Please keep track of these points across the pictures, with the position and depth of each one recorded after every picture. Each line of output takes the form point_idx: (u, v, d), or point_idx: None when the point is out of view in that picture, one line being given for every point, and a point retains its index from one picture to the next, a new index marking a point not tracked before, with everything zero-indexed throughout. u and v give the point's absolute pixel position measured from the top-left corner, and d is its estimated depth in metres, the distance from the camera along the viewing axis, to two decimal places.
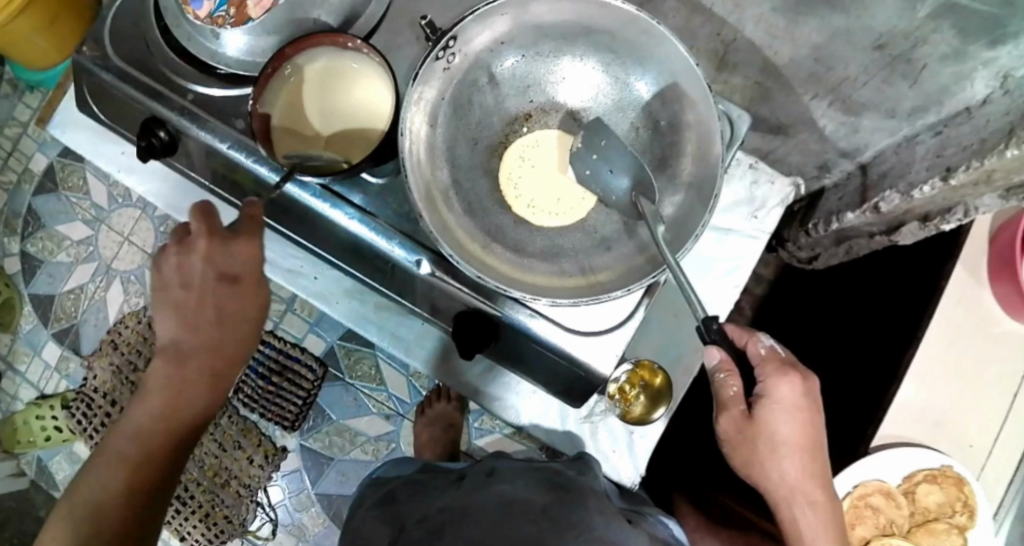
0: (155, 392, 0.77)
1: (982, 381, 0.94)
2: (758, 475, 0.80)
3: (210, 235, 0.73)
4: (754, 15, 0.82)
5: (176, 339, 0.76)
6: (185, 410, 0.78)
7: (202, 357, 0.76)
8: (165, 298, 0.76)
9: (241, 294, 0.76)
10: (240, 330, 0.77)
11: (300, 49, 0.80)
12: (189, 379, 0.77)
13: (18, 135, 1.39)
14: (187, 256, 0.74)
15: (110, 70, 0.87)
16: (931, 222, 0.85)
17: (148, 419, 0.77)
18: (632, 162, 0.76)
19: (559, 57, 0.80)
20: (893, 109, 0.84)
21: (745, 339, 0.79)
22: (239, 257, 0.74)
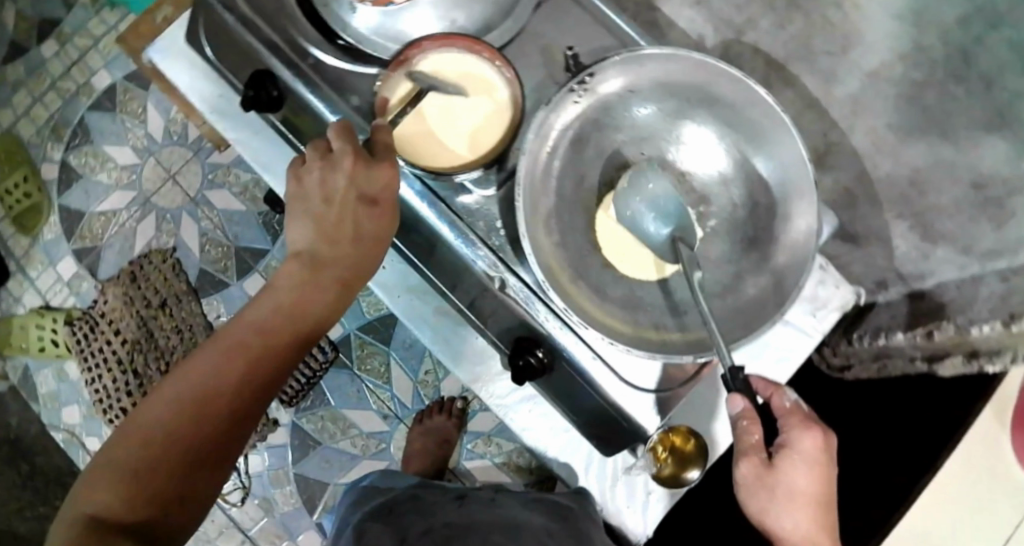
0: (270, 309, 0.70)
1: (982, 517, 0.99)
2: (768, 526, 0.79)
3: (356, 153, 0.72)
4: (868, 125, 0.88)
5: (313, 248, 0.73)
6: (292, 337, 0.70)
7: (333, 272, 0.72)
8: (301, 213, 0.74)
9: (379, 217, 0.74)
10: (370, 258, 0.74)
11: (438, 45, 0.81)
12: (311, 296, 0.71)
13: (88, 47, 1.37)
14: (331, 170, 0.73)
15: (234, 13, 0.86)
16: (979, 359, 0.78)
17: (255, 336, 0.69)
18: (677, 210, 0.80)
19: (678, 121, 0.82)
20: (969, 248, 0.83)
21: (770, 391, 0.82)
22: (384, 179, 0.72)
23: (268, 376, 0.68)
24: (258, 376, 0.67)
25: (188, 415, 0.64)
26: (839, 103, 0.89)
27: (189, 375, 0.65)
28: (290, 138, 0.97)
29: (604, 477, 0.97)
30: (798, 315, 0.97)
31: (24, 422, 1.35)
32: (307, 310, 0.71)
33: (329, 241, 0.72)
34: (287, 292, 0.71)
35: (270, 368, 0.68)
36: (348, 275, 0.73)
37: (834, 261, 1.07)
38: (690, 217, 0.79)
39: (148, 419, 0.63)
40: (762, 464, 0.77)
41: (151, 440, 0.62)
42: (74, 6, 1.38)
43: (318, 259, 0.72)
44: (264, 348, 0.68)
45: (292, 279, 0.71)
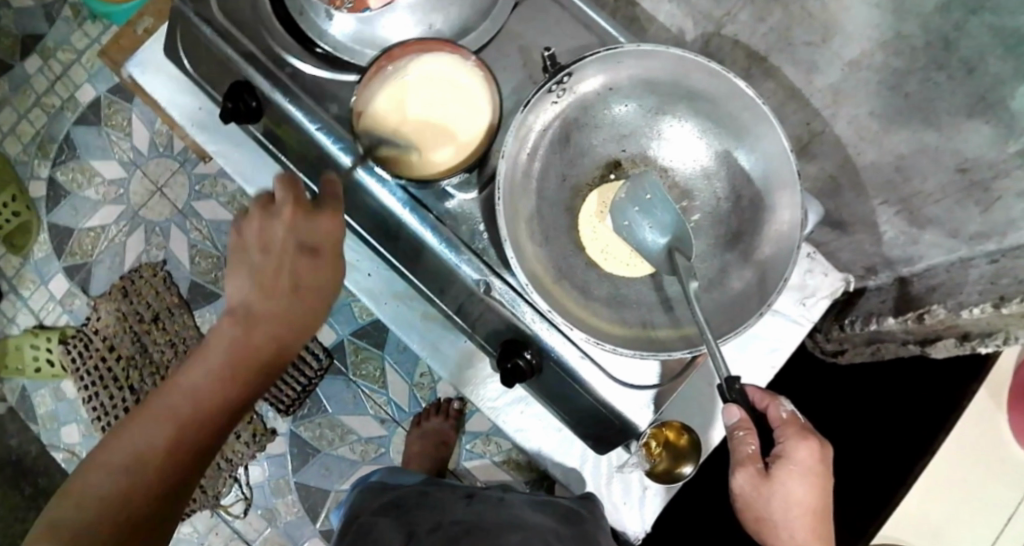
0: (210, 360, 0.71)
1: (984, 502, 0.97)
2: (767, 533, 0.81)
3: (295, 206, 0.72)
4: (849, 114, 0.85)
5: (248, 301, 0.72)
6: (230, 387, 0.71)
7: (272, 324, 0.72)
8: (241, 266, 0.73)
9: (319, 269, 0.73)
10: (311, 306, 0.73)
11: (395, 62, 0.80)
12: (251, 347, 0.71)
13: (70, 62, 1.37)
14: (269, 224, 0.72)
15: (212, 25, 0.85)
16: (969, 341, 0.88)
17: (195, 391, 0.70)
18: (672, 219, 0.77)
19: (659, 116, 0.82)
20: (957, 231, 0.84)
21: (767, 402, 0.80)
22: (322, 230, 0.73)
23: (206, 431, 0.70)
24: (196, 430, 0.70)
25: (128, 474, 0.67)
26: (820, 92, 0.85)
27: (129, 438, 0.68)
28: (268, 145, 0.97)
29: (599, 474, 0.99)
30: (786, 304, 0.97)
31: (25, 442, 1.35)
32: (247, 360, 0.71)
33: (267, 292, 0.71)
34: (223, 345, 0.71)
35: (206, 423, 0.70)
36: (285, 323, 0.72)
37: (823, 249, 1.06)
38: (685, 228, 0.77)
39: (86, 485, 0.67)
40: (757, 476, 0.78)
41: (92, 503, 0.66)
42: (56, 20, 1.38)
43: (255, 311, 0.72)
44: (204, 400, 0.70)
45: (228, 333, 0.71)
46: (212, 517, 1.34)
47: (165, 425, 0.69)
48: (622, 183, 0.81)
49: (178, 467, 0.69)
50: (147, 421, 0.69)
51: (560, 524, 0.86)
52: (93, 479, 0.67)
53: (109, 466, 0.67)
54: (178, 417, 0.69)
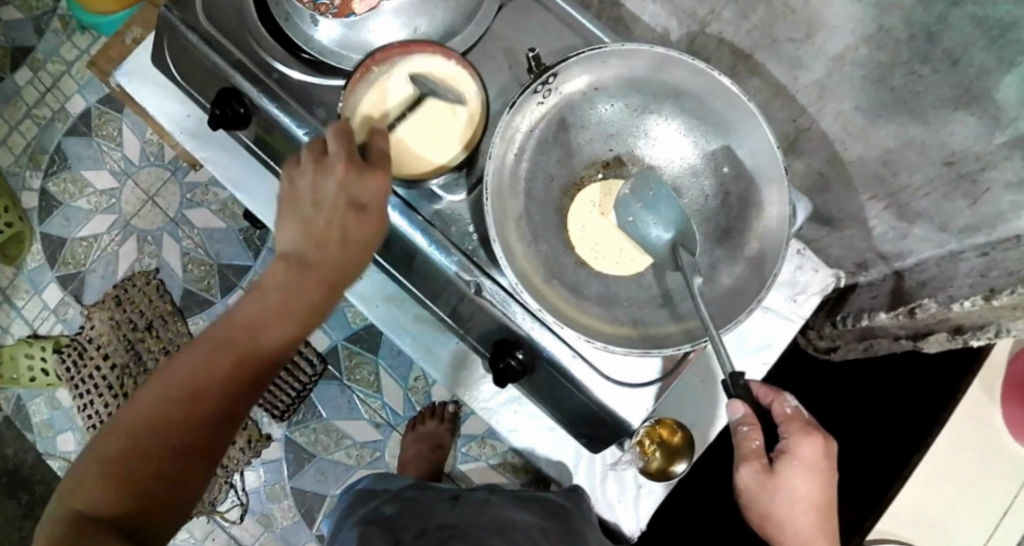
0: (264, 302, 0.68)
1: (980, 495, 0.97)
2: (772, 529, 0.80)
3: (349, 159, 0.70)
4: (835, 109, 0.85)
5: (299, 247, 0.70)
6: (280, 331, 0.68)
7: (323, 272, 0.69)
8: (293, 216, 0.71)
9: (369, 222, 0.71)
10: (360, 257, 0.71)
11: (382, 66, 0.81)
12: (304, 293, 0.69)
13: (60, 73, 1.37)
14: (323, 175, 0.70)
15: (196, 32, 0.86)
16: (962, 335, 0.87)
17: (248, 330, 0.68)
18: (675, 215, 0.79)
19: (645, 114, 0.82)
20: (946, 224, 0.84)
21: (771, 397, 0.81)
22: (375, 187, 0.70)
23: (254, 374, 0.67)
24: (248, 374, 0.67)
25: (177, 410, 0.64)
26: (805, 88, 0.85)
27: (183, 368, 0.65)
28: (255, 149, 0.97)
29: (593, 473, 0.99)
30: (777, 301, 0.97)
31: (19, 451, 1.35)
32: (300, 306, 0.69)
33: (317, 241, 0.69)
34: (278, 289, 0.69)
35: (257, 367, 0.67)
36: (336, 274, 0.70)
37: (813, 245, 1.07)
38: (690, 223, 0.79)
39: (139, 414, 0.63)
40: (762, 471, 0.77)
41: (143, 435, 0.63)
42: (45, 32, 1.38)
43: (307, 258, 0.69)
44: (254, 343, 0.67)
45: (280, 278, 0.69)
46: (208, 523, 1.34)
47: (217, 361, 0.66)
48: (622, 182, 0.82)
49: (227, 409, 0.66)
50: (197, 358, 0.66)
51: (546, 521, 0.87)
52: (145, 407, 0.64)
53: (160, 396, 0.64)
54: (229, 356, 0.66)
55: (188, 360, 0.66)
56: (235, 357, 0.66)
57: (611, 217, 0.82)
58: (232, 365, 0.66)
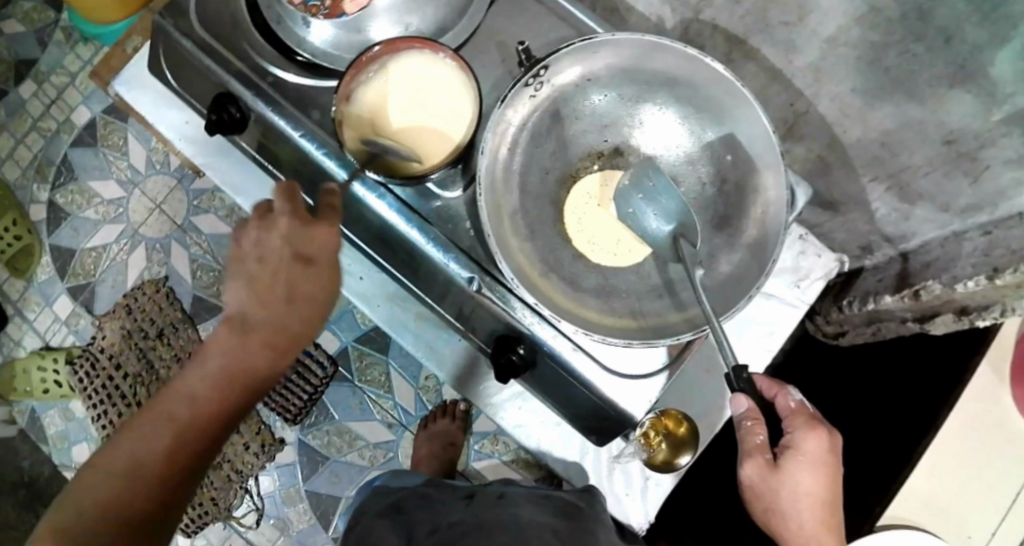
0: (207, 372, 0.66)
1: (992, 478, 0.96)
2: (776, 524, 0.80)
3: (295, 213, 0.67)
4: (832, 91, 0.84)
5: (243, 311, 0.66)
6: (227, 401, 0.66)
7: (265, 337, 0.66)
8: (237, 276, 0.67)
9: (316, 279, 0.67)
10: (306, 316, 0.67)
11: (376, 63, 0.81)
12: (249, 360, 0.66)
13: (64, 85, 1.38)
14: (268, 230, 0.67)
15: (192, 39, 0.86)
16: (968, 315, 0.87)
17: (193, 401, 0.65)
18: (677, 207, 0.77)
19: (638, 104, 0.82)
20: (948, 204, 0.83)
21: (775, 392, 0.81)
22: (321, 237, 0.67)
23: (202, 446, 0.65)
24: (194, 449, 0.65)
25: (120, 494, 0.62)
26: (801, 71, 0.84)
27: (126, 451, 0.63)
28: (250, 151, 0.99)
29: (599, 467, 1.01)
30: (779, 288, 1.01)
31: (37, 463, 1.37)
32: (243, 375, 0.66)
33: (262, 302, 0.66)
34: (221, 357, 0.66)
35: (204, 438, 0.66)
36: (279, 335, 0.66)
37: (817, 230, 1.06)
38: (692, 215, 0.77)
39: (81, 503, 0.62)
40: (767, 467, 0.77)
41: (85, 524, 0.61)
42: (49, 45, 1.40)
43: (249, 321, 0.66)
44: (200, 417, 0.65)
45: (223, 345, 0.66)
46: (225, 529, 1.35)
47: (163, 438, 0.64)
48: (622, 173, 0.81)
49: (173, 487, 0.64)
50: (143, 434, 0.64)
51: (559, 519, 0.85)
52: (85, 496, 0.62)
53: (103, 482, 0.62)
54: (175, 433, 0.65)
55: (130, 441, 0.64)
56: (180, 433, 0.65)
57: (611, 208, 0.81)
58: (178, 440, 0.65)
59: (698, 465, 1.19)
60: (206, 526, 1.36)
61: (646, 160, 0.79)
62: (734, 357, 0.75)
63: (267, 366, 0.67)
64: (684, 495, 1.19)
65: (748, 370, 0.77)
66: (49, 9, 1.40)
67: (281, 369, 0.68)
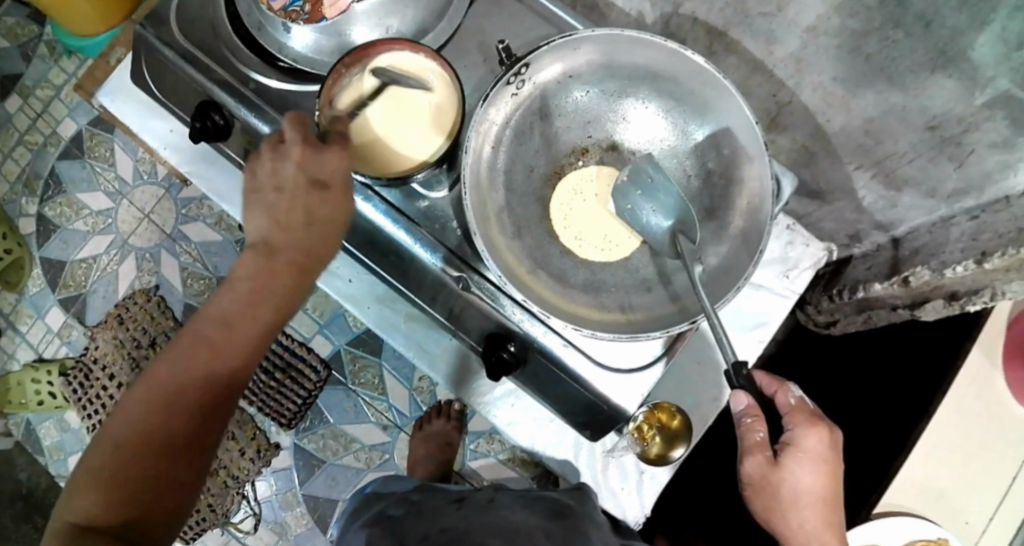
0: (233, 294, 0.69)
1: (986, 461, 0.96)
2: (776, 521, 0.81)
3: (306, 141, 0.69)
4: (814, 81, 0.84)
5: (266, 236, 0.70)
6: (255, 323, 0.70)
7: (288, 259, 0.70)
8: (257, 203, 0.70)
9: (332, 201, 0.70)
10: (326, 238, 0.71)
11: (358, 63, 0.79)
12: (273, 282, 0.70)
13: (50, 97, 1.38)
14: (281, 159, 0.69)
15: (173, 47, 0.86)
16: (958, 301, 0.87)
17: (221, 324, 0.69)
18: (675, 202, 0.79)
19: (620, 99, 0.82)
20: (934, 190, 0.83)
21: (775, 388, 0.80)
22: (333, 163, 0.70)
23: (234, 366, 0.70)
24: (225, 369, 0.69)
25: (161, 411, 0.67)
26: (782, 61, 0.84)
27: (162, 372, 0.68)
28: (233, 156, 0.99)
29: (594, 463, 1.01)
30: (769, 279, 1.00)
31: (34, 475, 1.36)
32: (268, 296, 0.70)
33: (283, 225, 0.69)
34: (246, 282, 0.69)
35: (235, 358, 0.69)
36: (302, 256, 0.70)
37: (805, 220, 1.06)
38: (690, 210, 0.78)
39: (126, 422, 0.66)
40: (767, 464, 0.77)
41: (128, 441, 0.66)
42: (33, 58, 1.39)
43: (272, 243, 0.69)
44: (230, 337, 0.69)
45: (249, 268, 0.69)
46: (223, 535, 1.35)
47: (193, 360, 0.68)
48: (619, 170, 0.82)
49: (208, 404, 0.68)
50: (175, 360, 0.68)
51: (548, 520, 0.85)
52: (128, 415, 0.67)
53: (143, 401, 0.67)
54: (205, 355, 0.68)
55: (166, 362, 0.68)
56: (210, 355, 0.68)
57: (611, 207, 0.82)
58: (209, 362, 0.68)
59: (690, 458, 1.20)
60: (203, 532, 1.35)
61: (645, 157, 0.80)
62: (733, 352, 0.75)
63: (288, 287, 0.70)
64: (681, 486, 1.20)
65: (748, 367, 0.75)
66: (32, 23, 1.39)
67: (307, 289, 0.72)
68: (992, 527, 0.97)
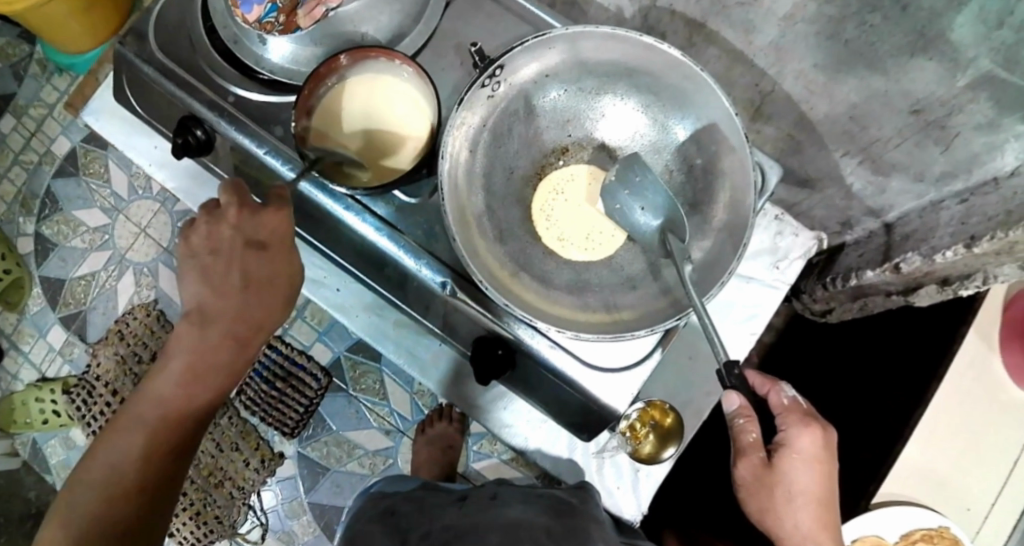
0: (172, 372, 0.74)
1: (985, 445, 0.97)
2: (771, 523, 0.80)
3: (242, 205, 0.73)
4: (795, 69, 0.82)
5: (200, 303, 0.74)
6: (195, 396, 0.75)
7: (224, 324, 0.74)
8: (193, 271, 0.75)
9: (268, 263, 0.74)
10: (266, 300, 0.75)
11: (331, 77, 0.80)
12: (209, 353, 0.74)
13: (43, 117, 1.39)
14: (216, 226, 0.74)
15: (151, 64, 0.86)
16: (950, 286, 0.86)
17: (161, 403, 0.74)
18: (664, 200, 0.77)
19: (599, 96, 0.82)
20: (922, 173, 0.82)
21: (768, 387, 0.82)
22: (269, 225, 0.74)
23: (181, 438, 0.75)
24: (165, 442, 0.74)
25: (109, 490, 0.72)
26: (762, 51, 0.83)
27: (107, 453, 0.73)
28: (218, 171, 0.99)
29: (589, 462, 1.03)
30: (759, 270, 1.00)
31: (42, 495, 1.38)
32: (206, 367, 0.74)
33: (216, 294, 0.73)
34: (185, 353, 0.74)
35: (177, 431, 0.75)
36: (235, 325, 0.74)
37: (795, 208, 1.05)
38: (678, 210, 0.77)
39: (71, 515, 0.71)
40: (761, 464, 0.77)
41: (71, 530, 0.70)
42: (25, 78, 1.40)
43: (205, 314, 0.74)
44: (170, 412, 0.75)
45: (186, 338, 0.74)
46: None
47: (137, 440, 0.73)
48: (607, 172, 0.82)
49: (156, 475, 0.74)
50: (123, 431, 0.74)
51: (552, 519, 0.84)
52: (74, 504, 0.72)
53: (88, 487, 0.72)
54: (148, 434, 0.74)
55: (110, 443, 0.74)
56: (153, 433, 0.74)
57: (600, 205, 0.82)
58: (150, 436, 0.74)
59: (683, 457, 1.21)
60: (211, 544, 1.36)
61: (633, 153, 0.78)
62: (724, 349, 0.73)
63: (228, 356, 0.75)
64: (679, 481, 1.21)
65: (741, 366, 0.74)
66: (23, 43, 1.40)
67: (250, 353, 0.77)
68: (994, 513, 0.98)
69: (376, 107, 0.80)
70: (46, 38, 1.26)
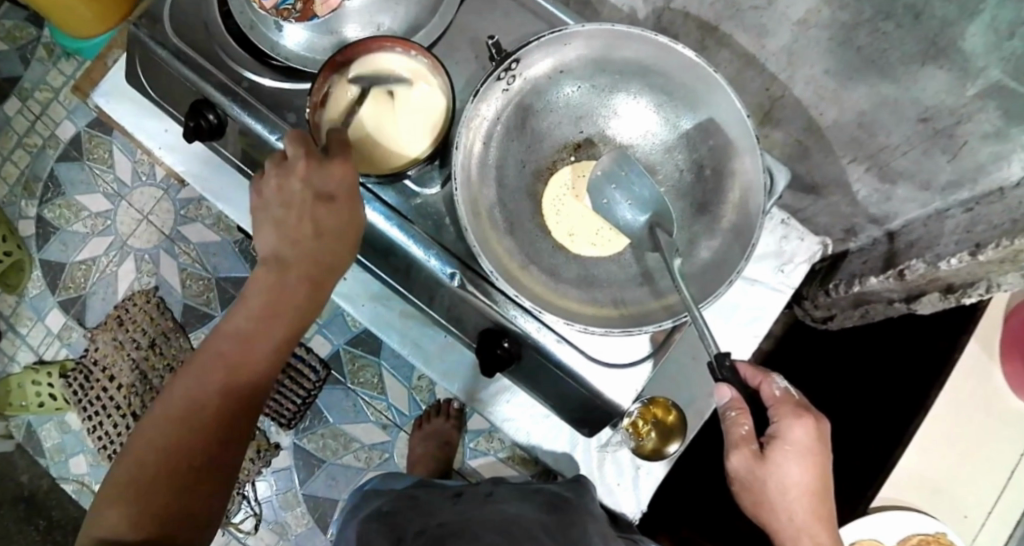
0: (248, 312, 0.75)
1: (980, 454, 0.98)
2: (766, 514, 0.80)
3: (309, 155, 0.73)
4: (806, 75, 0.83)
5: (279, 249, 0.75)
6: (271, 337, 0.75)
7: (301, 268, 0.75)
8: (265, 220, 0.76)
9: (339, 213, 0.75)
10: (337, 247, 0.76)
11: (335, 74, 0.80)
12: (290, 294, 0.75)
13: (49, 101, 1.39)
14: (287, 177, 0.75)
15: (167, 47, 0.85)
16: (954, 293, 0.86)
17: (238, 343, 0.74)
18: (650, 194, 0.80)
19: (612, 94, 0.82)
20: (928, 182, 0.82)
21: (759, 379, 0.80)
22: (338, 174, 0.73)
23: (253, 383, 0.74)
24: (243, 382, 0.73)
25: (184, 429, 0.71)
26: (773, 55, 0.84)
27: (180, 398, 0.72)
28: (227, 155, 1.00)
29: (590, 458, 1.05)
30: (764, 272, 1.01)
31: (35, 478, 1.38)
32: (287, 308, 0.75)
33: (293, 241, 0.75)
34: (261, 296, 0.75)
35: (252, 373, 0.74)
36: (314, 269, 0.76)
37: (800, 215, 1.06)
38: (666, 204, 0.79)
39: (146, 454, 0.70)
40: (753, 456, 0.77)
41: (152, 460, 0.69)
42: (31, 61, 1.40)
43: (283, 259, 0.75)
44: (246, 353, 0.74)
45: (264, 282, 0.75)
46: (224, 535, 1.34)
47: (213, 377, 0.73)
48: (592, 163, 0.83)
49: (230, 415, 0.72)
50: (196, 375, 0.73)
51: (546, 514, 0.84)
52: (148, 446, 0.70)
53: (164, 423, 0.71)
54: (225, 373, 0.73)
55: (186, 382, 0.73)
56: (228, 376, 0.73)
57: (585, 201, 0.82)
58: (227, 375, 0.73)
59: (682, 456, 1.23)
60: None
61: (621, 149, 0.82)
62: (713, 340, 0.75)
63: (305, 299, 0.76)
64: (676, 485, 1.23)
65: (730, 358, 0.77)
66: (30, 27, 1.40)
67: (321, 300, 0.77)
68: (990, 521, 0.98)
69: (388, 94, 0.80)
70: (54, 21, 1.26)
